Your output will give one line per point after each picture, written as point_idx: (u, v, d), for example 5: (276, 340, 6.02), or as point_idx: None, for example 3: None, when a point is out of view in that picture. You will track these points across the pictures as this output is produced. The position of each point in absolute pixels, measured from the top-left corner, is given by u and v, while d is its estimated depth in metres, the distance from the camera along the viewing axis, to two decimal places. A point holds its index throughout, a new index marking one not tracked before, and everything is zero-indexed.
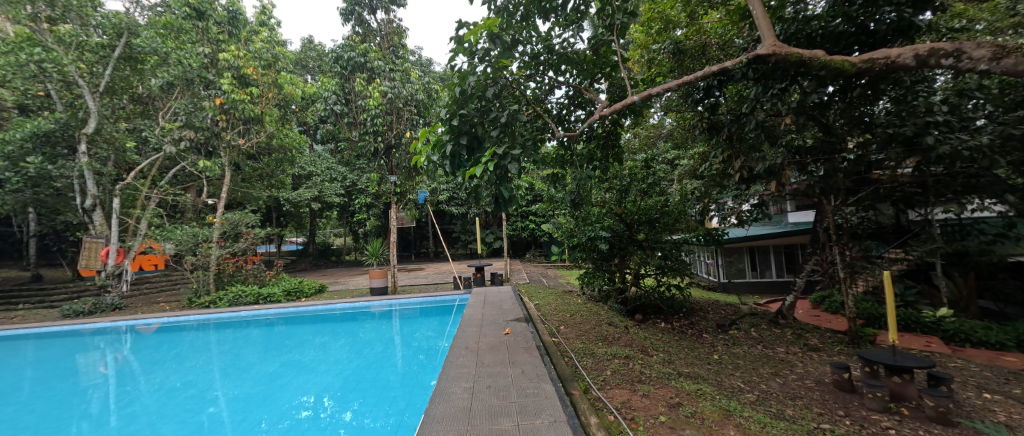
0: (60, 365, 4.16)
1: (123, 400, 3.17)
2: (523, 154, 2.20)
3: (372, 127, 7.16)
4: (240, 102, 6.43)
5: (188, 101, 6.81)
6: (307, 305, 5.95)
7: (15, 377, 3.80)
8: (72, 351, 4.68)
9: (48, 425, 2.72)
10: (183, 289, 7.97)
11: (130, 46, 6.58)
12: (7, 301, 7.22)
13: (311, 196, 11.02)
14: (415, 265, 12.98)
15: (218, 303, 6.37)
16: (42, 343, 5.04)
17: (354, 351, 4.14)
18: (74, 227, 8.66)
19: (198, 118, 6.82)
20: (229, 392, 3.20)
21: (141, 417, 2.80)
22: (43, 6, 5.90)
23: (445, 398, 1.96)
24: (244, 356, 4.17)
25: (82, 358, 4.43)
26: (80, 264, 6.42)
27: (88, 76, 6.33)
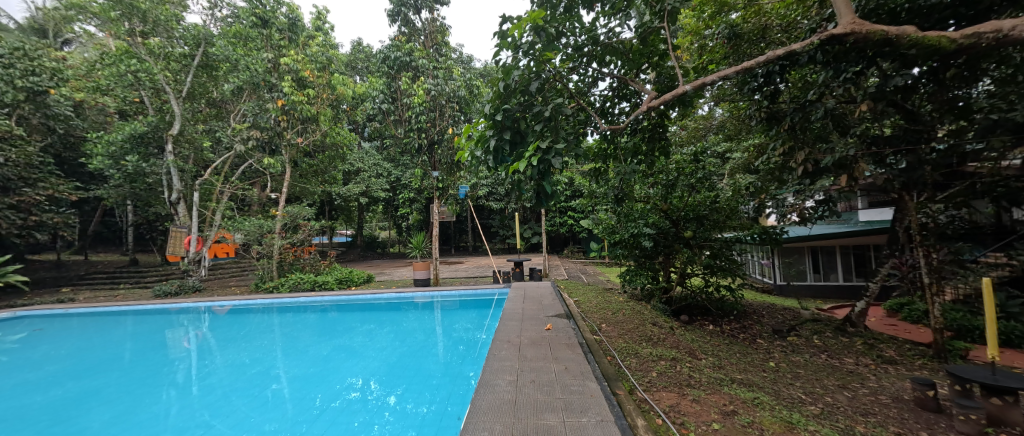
0: (153, 338, 4.76)
1: (202, 372, 3.56)
2: (567, 148, 2.18)
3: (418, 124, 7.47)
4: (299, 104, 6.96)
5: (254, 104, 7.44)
6: (357, 293, 6.35)
7: (120, 347, 4.41)
8: (162, 327, 5.34)
9: (147, 389, 3.17)
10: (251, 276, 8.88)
11: (207, 55, 7.39)
12: (111, 280, 8.41)
13: (359, 191, 11.69)
14: (454, 259, 13.38)
15: (280, 288, 6.99)
16: (138, 319, 5.78)
17: (400, 339, 4.38)
18: (163, 218, 9.90)
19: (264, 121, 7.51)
20: (289, 371, 3.49)
21: (217, 389, 3.13)
22: (138, 22, 6.70)
23: (490, 390, 2.01)
24: (302, 338, 4.53)
25: (170, 333, 5.04)
26: (168, 250, 7.29)
27: (174, 83, 7.17)
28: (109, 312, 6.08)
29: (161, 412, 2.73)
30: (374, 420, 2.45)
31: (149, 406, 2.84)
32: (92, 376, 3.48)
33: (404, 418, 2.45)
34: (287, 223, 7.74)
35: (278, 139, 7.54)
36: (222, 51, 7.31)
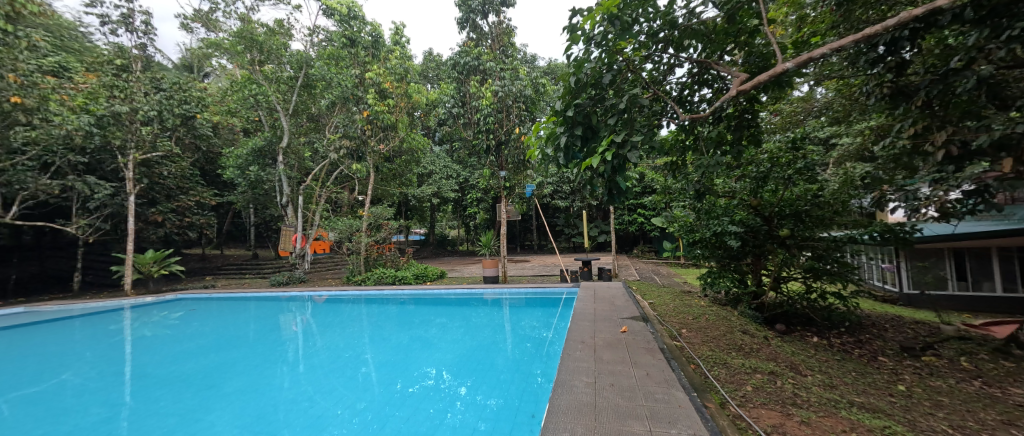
0: (270, 321, 5.61)
1: (306, 353, 4.10)
2: (643, 142, 2.07)
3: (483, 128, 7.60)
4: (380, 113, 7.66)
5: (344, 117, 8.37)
6: (432, 288, 6.76)
7: (245, 328, 5.28)
8: (276, 311, 6.27)
9: (266, 365, 3.74)
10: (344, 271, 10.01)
11: (308, 75, 8.42)
12: (239, 271, 10.09)
13: (432, 192, 12.44)
14: (520, 257, 13.58)
15: (367, 282, 7.74)
16: (259, 304, 6.86)
17: (470, 333, 4.57)
18: (275, 219, 11.60)
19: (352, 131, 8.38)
20: (373, 356, 3.85)
21: (317, 368, 3.58)
22: (256, 53, 7.88)
23: (567, 390, 2.00)
24: (385, 327, 4.98)
25: (283, 317, 5.90)
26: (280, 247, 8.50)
27: (284, 103, 8.39)
28: (238, 298, 7.32)
29: (276, 385, 3.20)
30: (445, 408, 2.59)
31: (267, 380, 3.35)
32: (227, 351, 4.22)
33: (473, 409, 2.55)
34: (371, 223, 8.54)
35: (363, 147, 8.36)
36: (318, 71, 8.32)
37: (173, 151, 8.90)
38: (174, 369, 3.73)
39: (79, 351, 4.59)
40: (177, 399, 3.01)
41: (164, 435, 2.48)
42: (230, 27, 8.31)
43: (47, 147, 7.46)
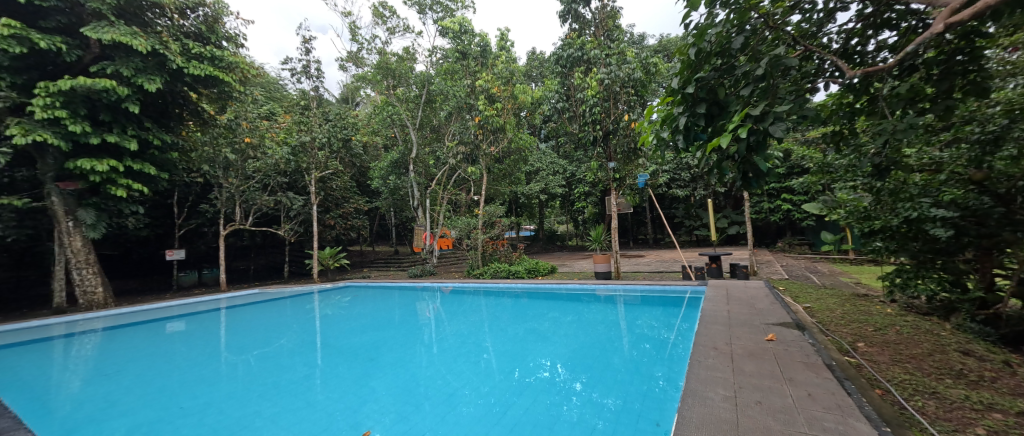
0: (409, 308, 6.54)
1: (437, 337, 4.64)
2: (791, 112, 1.70)
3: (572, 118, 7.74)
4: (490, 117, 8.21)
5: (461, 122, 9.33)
6: (544, 283, 6.92)
7: (392, 313, 6.27)
8: (414, 299, 7.27)
9: (408, 345, 4.38)
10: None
11: (430, 91, 9.71)
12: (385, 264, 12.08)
13: (540, 188, 12.73)
14: (633, 252, 12.91)
15: (484, 275, 8.37)
16: (401, 292, 8.07)
17: (583, 328, 4.51)
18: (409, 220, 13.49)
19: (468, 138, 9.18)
20: (493, 345, 4.13)
21: (447, 351, 4.02)
22: (391, 80, 9.49)
23: (701, 402, 1.81)
24: (502, 319, 5.30)
25: (418, 304, 6.81)
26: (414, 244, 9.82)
27: (411, 118, 9.83)
28: (386, 287, 8.79)
29: (415, 364, 3.71)
30: (561, 401, 2.62)
31: (409, 358, 3.90)
32: (379, 331, 5.10)
33: (589, 406, 2.52)
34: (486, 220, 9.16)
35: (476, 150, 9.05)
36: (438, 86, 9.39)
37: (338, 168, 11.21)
38: (344, 343, 4.67)
39: (288, 324, 6.15)
40: (347, 367, 3.76)
41: (339, 395, 3.12)
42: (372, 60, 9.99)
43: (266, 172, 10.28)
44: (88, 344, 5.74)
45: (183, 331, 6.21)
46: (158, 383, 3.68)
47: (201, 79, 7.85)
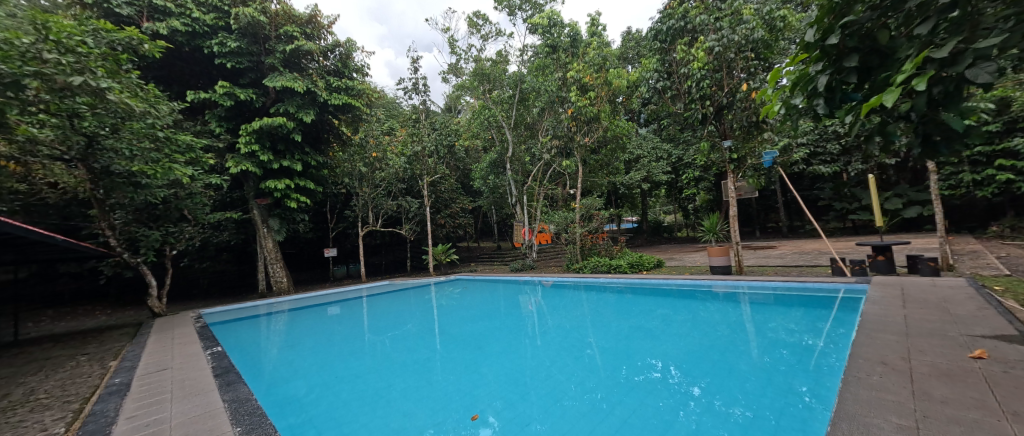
0: (513, 301, 6.83)
1: (539, 330, 4.73)
2: (1011, 42, 1.22)
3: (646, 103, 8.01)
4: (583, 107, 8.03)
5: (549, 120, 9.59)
6: (650, 278, 6.46)
7: (498, 305, 6.64)
8: (517, 293, 7.57)
9: (514, 336, 4.58)
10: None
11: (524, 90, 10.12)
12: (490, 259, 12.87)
13: (641, 177, 11.95)
14: (760, 243, 11.21)
15: (585, 269, 8.25)
16: (505, 287, 8.49)
17: (699, 328, 4.09)
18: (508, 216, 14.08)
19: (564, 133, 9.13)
20: (597, 341, 4.02)
21: (550, 345, 4.06)
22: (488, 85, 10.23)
23: (865, 432, 1.47)
24: (605, 314, 5.13)
25: (521, 298, 7.06)
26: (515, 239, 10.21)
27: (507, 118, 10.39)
28: (491, 281, 9.37)
29: (522, 354, 3.85)
30: (676, 407, 2.40)
31: (515, 349, 4.08)
32: (487, 322, 5.46)
33: (711, 416, 2.25)
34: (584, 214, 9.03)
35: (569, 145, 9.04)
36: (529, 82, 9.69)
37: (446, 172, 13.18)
38: (458, 331, 5.12)
39: (412, 312, 7.04)
40: (461, 353, 4.11)
41: (455, 378, 3.41)
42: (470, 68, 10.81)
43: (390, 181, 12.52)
44: (280, 321, 7.53)
45: (337, 315, 7.62)
46: (323, 356, 4.58)
47: (339, 107, 10.47)
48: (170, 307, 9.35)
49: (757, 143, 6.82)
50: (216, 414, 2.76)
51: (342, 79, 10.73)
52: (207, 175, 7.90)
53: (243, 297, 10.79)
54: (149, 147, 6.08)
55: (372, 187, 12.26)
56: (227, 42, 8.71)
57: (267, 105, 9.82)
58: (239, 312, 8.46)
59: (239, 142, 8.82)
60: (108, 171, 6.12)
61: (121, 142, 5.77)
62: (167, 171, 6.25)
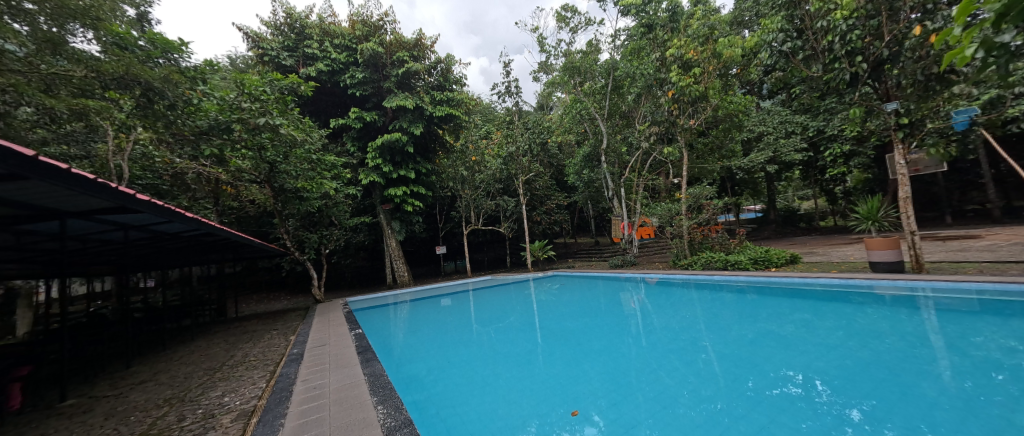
0: (614, 318, 7.44)
1: (652, 348, 5.25)
2: None
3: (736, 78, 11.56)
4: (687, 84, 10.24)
5: (641, 108, 13.97)
6: (782, 278, 7.91)
7: (601, 319, 7.35)
8: (614, 311, 8.13)
9: (631, 349, 5.32)
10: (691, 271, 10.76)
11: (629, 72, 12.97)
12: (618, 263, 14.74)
13: (766, 157, 14.42)
14: (946, 236, 10.74)
15: (694, 264, 11.35)
16: (604, 301, 9.17)
17: (814, 350, 4.38)
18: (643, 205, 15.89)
19: (684, 103, 11.31)
20: (718, 360, 4.44)
21: (671, 361, 4.59)
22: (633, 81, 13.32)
23: None
24: (716, 335, 5.49)
25: (622, 315, 7.63)
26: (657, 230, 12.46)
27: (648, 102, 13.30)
28: (591, 295, 10.31)
29: (645, 366, 4.55)
30: (837, 426, 2.72)
31: (636, 361, 4.80)
32: (600, 334, 6.32)
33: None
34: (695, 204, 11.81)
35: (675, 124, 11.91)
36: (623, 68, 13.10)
37: (538, 169, 17.41)
38: (577, 340, 6.05)
39: (528, 319, 8.24)
40: (590, 361, 4.95)
41: (596, 388, 4.05)
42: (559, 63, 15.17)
43: (487, 181, 17.07)
44: (399, 325, 9.08)
45: (464, 319, 9.15)
46: (476, 357, 5.80)
47: (442, 119, 15.84)
48: (327, 308, 11.53)
49: (943, 101, 6.55)
50: (371, 426, 3.28)
51: (443, 89, 16.20)
52: (344, 188, 13.42)
53: (382, 300, 13.05)
54: (305, 167, 11.23)
55: (473, 189, 16.79)
56: (356, 75, 14.29)
57: (385, 122, 15.62)
58: (387, 316, 10.49)
59: (369, 159, 14.53)
60: (283, 187, 11.22)
61: (291, 165, 11.00)
62: (316, 185, 11.37)
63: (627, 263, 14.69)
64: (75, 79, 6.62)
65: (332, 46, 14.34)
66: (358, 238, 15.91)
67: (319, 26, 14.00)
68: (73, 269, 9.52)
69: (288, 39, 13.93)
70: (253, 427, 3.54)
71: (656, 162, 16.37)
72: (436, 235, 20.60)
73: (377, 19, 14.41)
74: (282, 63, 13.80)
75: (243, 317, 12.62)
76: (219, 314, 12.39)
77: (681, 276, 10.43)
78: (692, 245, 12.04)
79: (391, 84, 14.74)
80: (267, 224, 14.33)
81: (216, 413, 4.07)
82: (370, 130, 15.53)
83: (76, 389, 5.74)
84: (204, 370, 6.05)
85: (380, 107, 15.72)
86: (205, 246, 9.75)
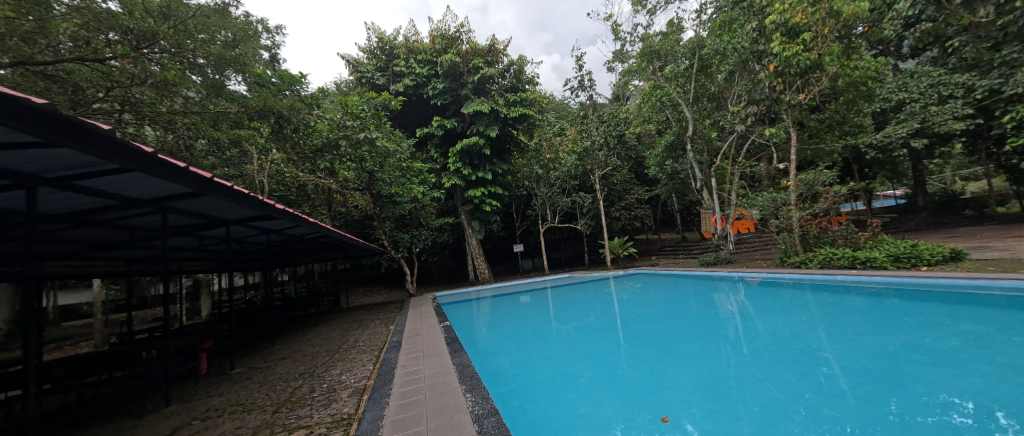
0: (710, 321, 7.15)
1: (759, 357, 5.00)
2: None
3: (863, 39, 10.68)
4: (793, 53, 9.66)
5: (734, 87, 12.94)
6: (928, 277, 7.16)
7: (695, 323, 7.10)
8: (709, 313, 7.79)
9: (736, 357, 5.11)
10: (805, 270, 9.78)
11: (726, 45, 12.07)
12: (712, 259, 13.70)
13: (908, 130, 12.13)
14: None
15: (812, 262, 10.21)
16: (697, 303, 8.81)
17: (979, 372, 3.78)
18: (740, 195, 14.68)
19: (789, 74, 10.53)
20: (845, 376, 4.09)
21: (784, 373, 4.34)
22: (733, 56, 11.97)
23: None
24: (839, 347, 5.02)
25: (718, 318, 7.30)
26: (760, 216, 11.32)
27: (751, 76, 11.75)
28: (680, 296, 9.96)
29: (755, 377, 4.36)
30: None
31: (743, 370, 4.63)
32: (697, 338, 6.15)
33: None
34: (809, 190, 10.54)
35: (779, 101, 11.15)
36: (712, 45, 12.61)
37: (615, 163, 17.04)
38: (673, 343, 5.98)
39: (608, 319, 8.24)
40: (691, 367, 4.88)
41: (701, 397, 4.02)
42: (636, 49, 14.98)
43: (562, 179, 17.26)
44: (483, 320, 9.79)
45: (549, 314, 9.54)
46: (564, 353, 6.07)
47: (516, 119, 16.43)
48: (419, 301, 12.92)
49: None
50: (460, 411, 3.73)
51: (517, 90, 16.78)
52: (431, 192, 14.85)
53: (466, 295, 14.22)
54: (397, 175, 12.67)
55: (549, 187, 17.24)
56: (438, 86, 15.60)
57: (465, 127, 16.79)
58: (472, 310, 11.40)
59: (450, 164, 15.83)
60: (380, 193, 12.74)
61: (386, 173, 12.42)
62: (407, 190, 12.96)
63: (722, 261, 13.65)
64: (231, 114, 8.59)
65: (416, 62, 15.81)
66: (444, 238, 17.43)
67: (404, 45, 15.63)
68: (235, 266, 12.24)
69: (381, 61, 15.84)
70: (366, 402, 4.31)
71: (753, 146, 14.87)
72: (513, 233, 21.63)
73: (454, 32, 15.63)
74: (376, 82, 15.77)
75: (352, 307, 14.78)
76: (335, 304, 14.70)
77: (791, 277, 9.62)
78: (806, 240, 10.94)
79: (469, 91, 15.82)
80: (369, 226, 16.49)
81: (338, 388, 5.00)
82: (452, 136, 16.91)
83: (243, 360, 7.46)
84: (327, 351, 7.38)
85: (459, 113, 16.97)
86: (324, 247, 11.70)
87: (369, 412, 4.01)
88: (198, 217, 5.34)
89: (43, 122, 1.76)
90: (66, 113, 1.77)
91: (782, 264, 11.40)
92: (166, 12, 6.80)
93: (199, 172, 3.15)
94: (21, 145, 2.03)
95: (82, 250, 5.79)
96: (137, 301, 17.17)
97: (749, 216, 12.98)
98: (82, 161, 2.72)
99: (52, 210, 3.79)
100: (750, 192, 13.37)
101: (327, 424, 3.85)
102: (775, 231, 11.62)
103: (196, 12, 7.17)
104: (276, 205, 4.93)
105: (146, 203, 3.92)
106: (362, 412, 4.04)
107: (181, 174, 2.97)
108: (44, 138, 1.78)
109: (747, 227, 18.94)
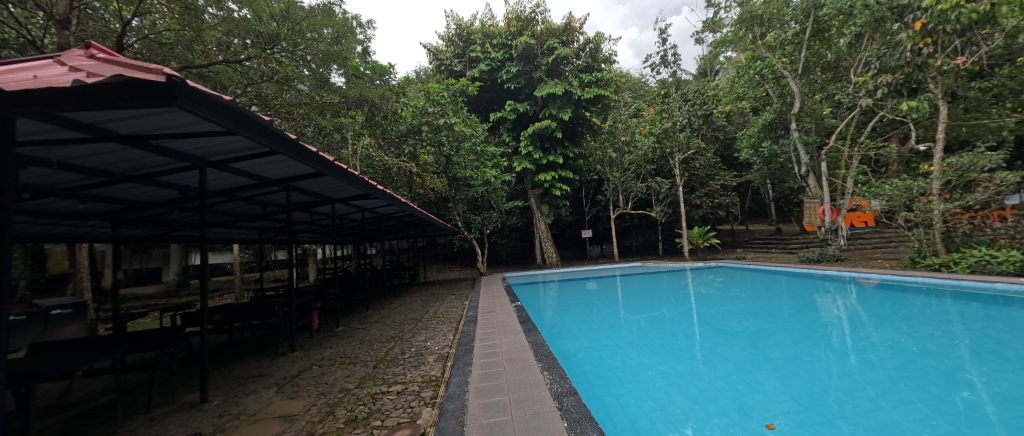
0: (809, 324, 6.38)
1: (872, 370, 4.37)
2: None
3: None
4: (951, 6, 7.63)
5: (860, 54, 10.90)
6: None
7: (788, 324, 6.42)
8: (808, 315, 6.94)
9: (840, 368, 4.53)
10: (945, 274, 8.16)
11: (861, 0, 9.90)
12: (820, 257, 12.01)
13: None
14: None
15: (958, 265, 8.34)
16: (793, 303, 7.87)
17: None
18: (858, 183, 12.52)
19: (943, 32, 8.44)
20: (995, 405, 3.39)
21: (906, 394, 3.74)
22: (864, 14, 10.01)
23: None
24: (985, 370, 4.16)
25: (820, 322, 6.47)
26: (893, 206, 9.53)
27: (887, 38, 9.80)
28: (772, 294, 8.97)
29: (867, 392, 3.84)
30: None
31: (851, 383, 4.10)
32: (792, 342, 5.56)
33: None
34: (959, 176, 8.63)
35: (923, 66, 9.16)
36: (832, 3, 10.63)
37: (698, 145, 15.64)
38: (762, 345, 5.48)
39: (684, 313, 7.83)
40: (783, 373, 4.45)
41: (794, 407, 3.66)
42: (731, 16, 13.32)
43: (636, 163, 16.23)
44: (551, 303, 9.96)
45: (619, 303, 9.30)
46: (635, 344, 5.95)
47: (591, 99, 15.87)
48: (489, 281, 13.48)
49: None
50: (539, 387, 3.80)
51: (592, 69, 16.14)
52: (503, 175, 15.24)
53: (533, 278, 14.45)
54: (471, 159, 13.12)
55: (622, 172, 16.50)
56: (512, 69, 15.68)
57: (537, 110, 16.72)
58: (539, 293, 11.63)
59: (522, 148, 16.08)
60: (456, 176, 13.40)
61: (461, 157, 12.88)
62: (480, 173, 13.46)
63: (829, 258, 11.87)
64: (334, 103, 10.01)
65: (492, 46, 16.01)
66: (513, 221, 17.83)
67: (481, 30, 15.98)
68: (334, 239, 14.01)
69: (458, 47, 16.45)
70: (450, 368, 4.64)
71: (879, 124, 12.46)
72: (582, 219, 21.25)
73: (530, 12, 15.51)
74: (454, 69, 16.46)
75: (429, 281, 16.02)
76: (413, 277, 16.00)
77: (924, 281, 8.14)
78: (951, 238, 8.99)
79: (542, 73, 15.67)
80: (444, 207, 17.48)
81: (424, 353, 5.47)
82: (524, 119, 17.01)
83: (344, 321, 8.53)
84: (411, 319, 8.11)
85: (532, 97, 16.83)
86: (407, 224, 12.74)
87: (454, 377, 4.32)
88: (313, 194, 6.13)
89: (229, 114, 2.14)
90: (243, 108, 2.14)
91: (914, 265, 9.51)
92: (285, 15, 7.89)
93: (323, 157, 3.66)
94: (196, 135, 2.54)
95: (229, 220, 7.05)
96: (261, 263, 20.57)
97: (867, 207, 11.04)
98: (237, 148, 3.32)
99: (214, 186, 4.66)
100: (871, 179, 11.33)
101: (418, 383, 4.23)
102: (906, 226, 9.75)
103: (307, 13, 8.15)
104: (376, 185, 5.42)
105: (277, 183, 4.67)
106: (448, 377, 4.35)
107: (310, 157, 3.46)
108: (227, 127, 2.17)
109: (863, 221, 17.05)
